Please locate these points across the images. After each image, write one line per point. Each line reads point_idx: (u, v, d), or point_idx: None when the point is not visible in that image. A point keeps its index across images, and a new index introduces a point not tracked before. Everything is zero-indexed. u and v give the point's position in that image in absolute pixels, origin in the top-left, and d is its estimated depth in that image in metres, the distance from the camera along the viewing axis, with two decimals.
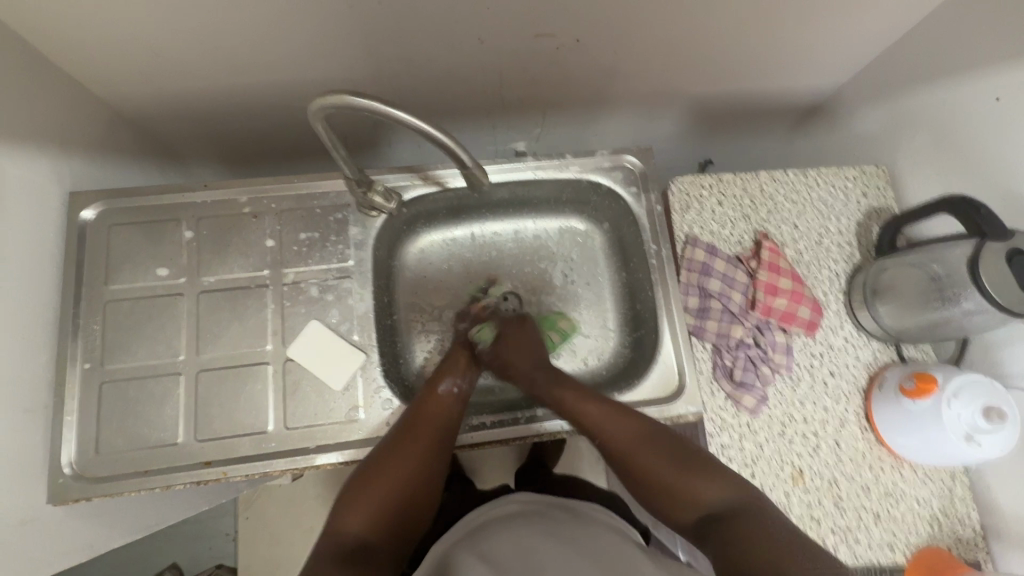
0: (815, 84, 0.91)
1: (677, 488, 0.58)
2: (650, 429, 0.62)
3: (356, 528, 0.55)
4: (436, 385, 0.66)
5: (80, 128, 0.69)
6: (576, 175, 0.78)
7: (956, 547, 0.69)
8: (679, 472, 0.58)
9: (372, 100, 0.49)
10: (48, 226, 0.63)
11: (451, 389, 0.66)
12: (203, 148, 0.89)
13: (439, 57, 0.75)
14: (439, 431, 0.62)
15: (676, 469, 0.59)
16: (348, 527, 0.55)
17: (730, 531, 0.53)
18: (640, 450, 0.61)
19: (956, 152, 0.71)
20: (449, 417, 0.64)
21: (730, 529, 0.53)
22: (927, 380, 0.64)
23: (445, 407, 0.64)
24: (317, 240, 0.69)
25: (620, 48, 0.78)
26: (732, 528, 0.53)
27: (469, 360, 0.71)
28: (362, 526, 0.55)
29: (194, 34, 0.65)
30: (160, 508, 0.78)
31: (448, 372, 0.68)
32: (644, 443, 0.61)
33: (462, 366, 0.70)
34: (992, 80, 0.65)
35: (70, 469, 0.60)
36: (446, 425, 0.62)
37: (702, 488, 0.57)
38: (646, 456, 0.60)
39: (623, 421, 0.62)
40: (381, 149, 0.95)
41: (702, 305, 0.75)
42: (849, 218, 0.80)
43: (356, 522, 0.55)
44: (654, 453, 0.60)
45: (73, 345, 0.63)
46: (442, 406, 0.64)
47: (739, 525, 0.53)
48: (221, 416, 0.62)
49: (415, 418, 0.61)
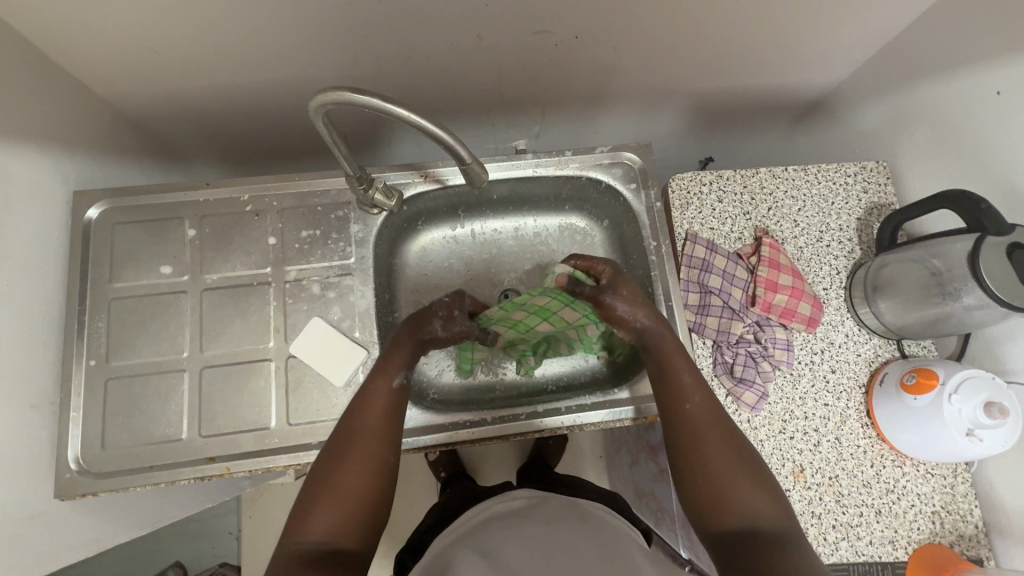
0: (815, 80, 0.91)
1: (724, 490, 0.55)
2: (727, 421, 0.59)
3: (314, 530, 0.50)
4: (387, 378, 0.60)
5: (83, 128, 0.70)
6: (576, 172, 0.78)
7: (958, 543, 0.69)
8: (735, 474, 0.55)
9: (371, 96, 0.49)
10: (53, 224, 0.64)
11: (403, 383, 0.61)
12: (206, 147, 0.90)
13: (438, 55, 0.76)
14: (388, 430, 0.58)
15: (734, 469, 0.56)
16: (307, 528, 0.50)
17: (772, 555, 0.49)
18: (707, 438, 0.58)
19: (957, 146, 0.71)
20: (397, 414, 0.59)
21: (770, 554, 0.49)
22: (927, 375, 0.64)
23: (393, 404, 0.59)
24: (318, 237, 0.70)
25: (619, 45, 0.78)
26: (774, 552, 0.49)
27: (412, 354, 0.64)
28: (323, 527, 0.51)
29: (195, 34, 0.66)
30: (165, 504, 0.79)
31: (395, 364, 0.62)
32: (716, 432, 0.58)
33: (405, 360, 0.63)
34: (993, 74, 0.65)
35: (76, 465, 0.60)
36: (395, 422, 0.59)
37: (752, 499, 0.54)
38: (712, 446, 0.57)
39: (707, 402, 0.60)
40: (382, 148, 0.95)
41: (702, 302, 0.75)
42: (850, 214, 0.80)
43: (316, 522, 0.51)
44: (719, 446, 0.57)
45: (78, 342, 0.64)
46: (388, 403, 0.59)
47: (783, 552, 0.49)
48: (224, 412, 0.63)
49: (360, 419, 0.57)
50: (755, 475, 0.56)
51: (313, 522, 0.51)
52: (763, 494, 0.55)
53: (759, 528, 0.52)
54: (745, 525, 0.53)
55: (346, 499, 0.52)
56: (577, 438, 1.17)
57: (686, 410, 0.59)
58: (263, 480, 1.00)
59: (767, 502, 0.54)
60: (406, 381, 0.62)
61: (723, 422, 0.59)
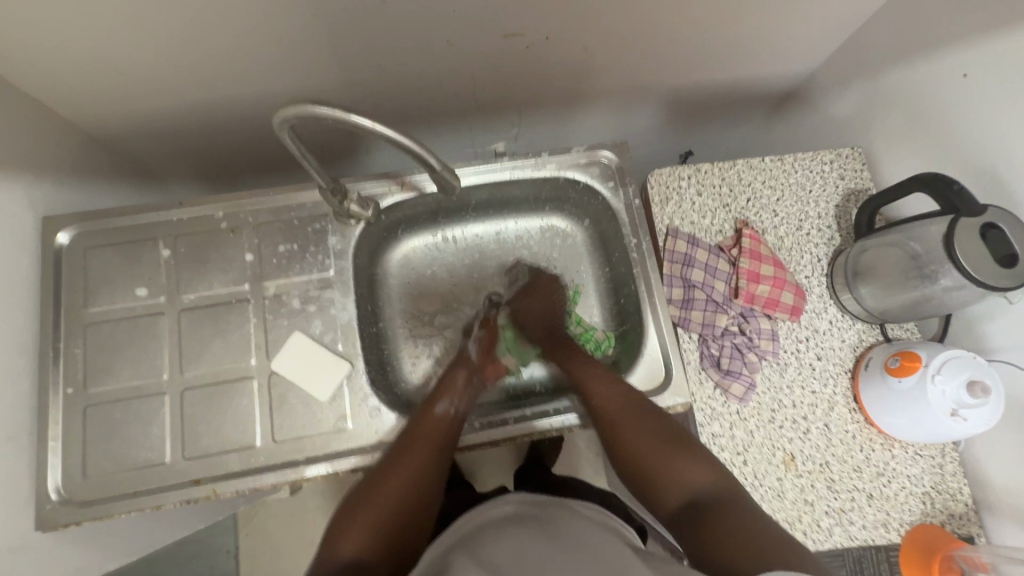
0: (787, 70, 0.92)
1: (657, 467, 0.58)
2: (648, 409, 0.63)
3: (350, 543, 0.52)
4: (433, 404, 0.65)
5: (50, 151, 0.68)
6: (554, 172, 0.78)
7: (949, 522, 0.70)
8: (654, 450, 0.59)
9: (336, 109, 0.49)
10: (22, 251, 0.63)
11: (448, 409, 0.65)
12: (180, 164, 0.89)
13: (410, 61, 0.75)
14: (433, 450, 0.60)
15: (655, 447, 0.59)
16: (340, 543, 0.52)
17: (712, 519, 0.51)
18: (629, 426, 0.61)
19: (928, 130, 0.71)
20: (444, 436, 0.62)
21: (708, 519, 0.51)
22: (911, 357, 0.65)
23: (439, 424, 0.63)
24: (296, 251, 0.69)
25: (591, 43, 0.78)
26: (708, 518, 0.51)
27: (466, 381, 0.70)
28: (352, 540, 0.52)
29: (158, 51, 0.65)
30: (154, 528, 0.77)
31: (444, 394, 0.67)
32: (630, 416, 0.62)
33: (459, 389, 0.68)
34: (959, 57, 0.65)
35: (57, 495, 0.59)
36: (444, 442, 0.62)
37: (674, 467, 0.57)
38: (632, 433, 0.61)
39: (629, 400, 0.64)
40: (359, 158, 0.94)
41: (686, 296, 0.76)
42: (828, 202, 0.80)
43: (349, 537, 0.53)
44: (646, 437, 0.60)
45: (55, 370, 0.62)
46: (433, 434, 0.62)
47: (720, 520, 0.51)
48: (207, 433, 0.62)
49: (406, 440, 0.61)
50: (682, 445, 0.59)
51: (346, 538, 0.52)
52: (693, 459, 0.57)
53: (697, 494, 0.55)
54: (681, 495, 0.56)
55: (374, 514, 0.54)
56: (571, 438, 1.17)
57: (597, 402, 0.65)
58: (256, 498, 0.99)
59: (691, 465, 0.57)
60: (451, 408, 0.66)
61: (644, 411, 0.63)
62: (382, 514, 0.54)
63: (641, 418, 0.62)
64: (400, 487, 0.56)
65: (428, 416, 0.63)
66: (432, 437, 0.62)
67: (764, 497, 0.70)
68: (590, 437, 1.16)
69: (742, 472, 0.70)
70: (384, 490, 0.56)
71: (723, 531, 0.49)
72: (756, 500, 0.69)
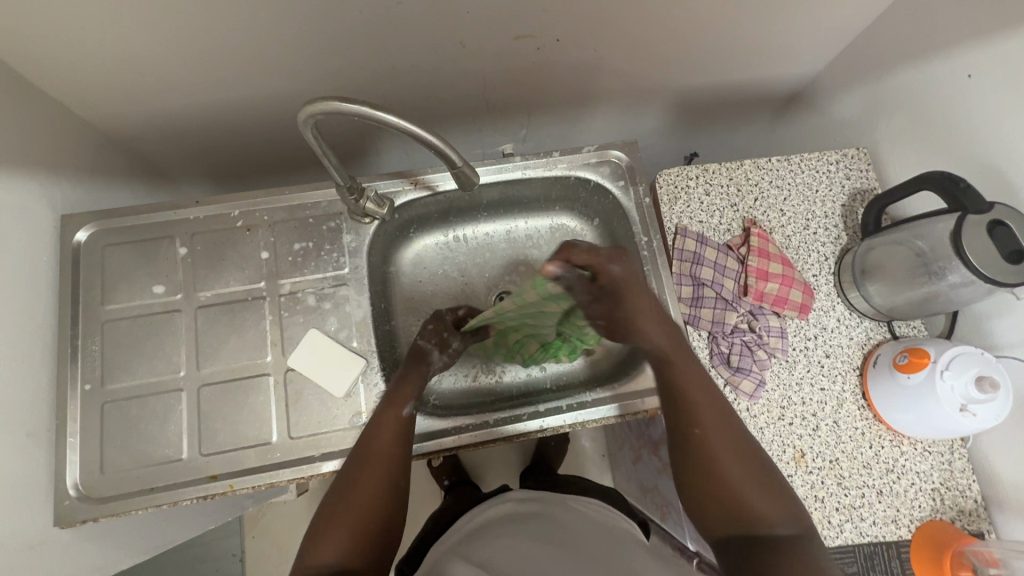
0: (792, 72, 0.93)
1: (734, 498, 0.55)
2: (729, 421, 0.60)
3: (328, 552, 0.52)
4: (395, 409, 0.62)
5: (67, 151, 0.69)
6: (565, 172, 0.79)
7: (959, 518, 0.70)
8: (747, 483, 0.56)
9: (360, 104, 0.50)
10: (42, 248, 0.64)
11: (410, 413, 0.63)
12: (193, 164, 0.89)
13: (422, 63, 0.76)
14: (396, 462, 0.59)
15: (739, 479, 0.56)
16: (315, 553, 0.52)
17: (781, 558, 0.49)
18: (716, 446, 0.58)
19: (933, 130, 0.73)
20: (405, 439, 0.61)
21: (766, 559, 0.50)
22: (919, 354, 0.65)
23: (400, 430, 0.61)
24: (311, 249, 0.70)
25: (600, 46, 0.79)
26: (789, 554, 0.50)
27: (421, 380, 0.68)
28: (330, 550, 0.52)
29: (178, 53, 0.66)
30: (167, 526, 0.78)
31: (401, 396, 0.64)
32: (717, 436, 0.58)
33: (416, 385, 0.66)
34: (963, 58, 0.67)
35: (75, 491, 0.59)
36: (404, 447, 0.61)
37: (756, 502, 0.54)
38: (722, 458, 0.57)
39: (709, 402, 0.60)
40: (370, 159, 0.95)
41: (695, 294, 0.76)
42: (834, 201, 0.81)
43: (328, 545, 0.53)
44: (736, 468, 0.56)
45: (72, 366, 0.63)
46: (398, 428, 0.61)
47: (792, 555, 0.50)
48: (224, 430, 0.63)
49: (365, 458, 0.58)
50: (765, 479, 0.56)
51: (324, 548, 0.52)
52: (776, 497, 0.55)
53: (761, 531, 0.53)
54: (755, 531, 0.53)
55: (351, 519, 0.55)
56: (578, 438, 1.17)
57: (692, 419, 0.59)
58: (265, 497, 0.99)
59: (773, 503, 0.55)
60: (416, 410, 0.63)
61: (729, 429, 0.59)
62: (356, 521, 0.55)
63: (729, 438, 0.59)
64: (371, 497, 0.57)
65: (389, 417, 0.61)
66: (394, 440, 0.60)
67: None
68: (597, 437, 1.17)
69: None
70: (362, 489, 0.57)
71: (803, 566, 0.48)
72: None
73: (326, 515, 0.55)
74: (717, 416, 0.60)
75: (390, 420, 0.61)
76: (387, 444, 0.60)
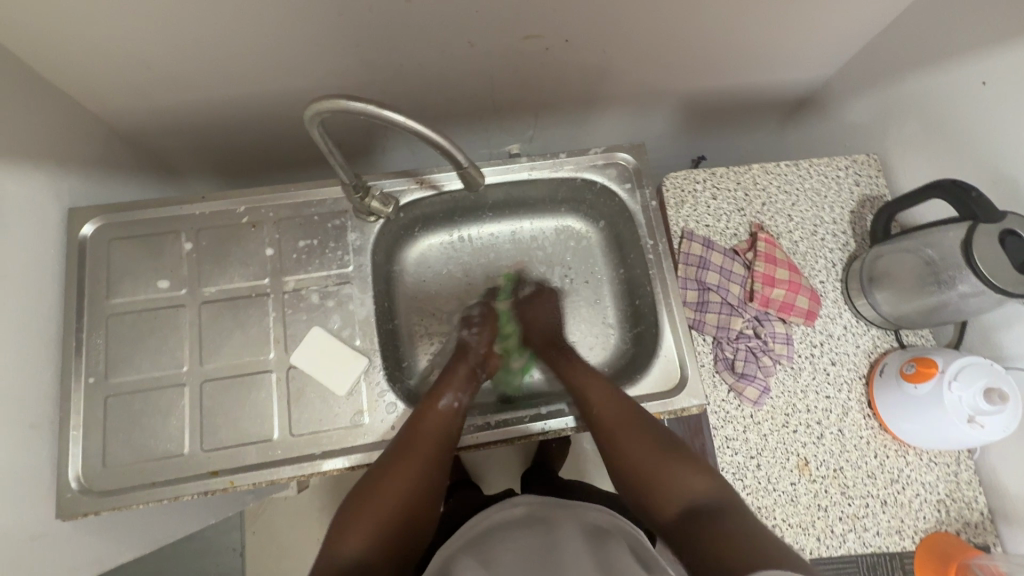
0: (803, 77, 0.93)
1: (658, 479, 0.57)
2: (636, 416, 0.63)
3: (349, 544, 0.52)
4: (436, 399, 0.64)
5: (75, 144, 0.69)
6: (571, 174, 0.79)
7: (964, 530, 0.69)
8: (663, 460, 0.58)
9: (367, 103, 0.50)
10: (48, 241, 0.64)
11: (451, 404, 0.65)
12: (200, 160, 0.90)
13: (430, 62, 0.76)
14: (436, 448, 0.60)
15: (657, 460, 0.58)
16: (338, 545, 0.52)
17: (711, 525, 0.50)
18: (627, 437, 0.61)
19: (945, 137, 0.72)
20: (448, 431, 0.63)
21: (700, 524, 0.51)
22: (926, 364, 0.64)
23: (443, 422, 0.63)
24: (316, 247, 0.70)
25: (609, 47, 0.79)
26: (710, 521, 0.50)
27: (466, 376, 0.70)
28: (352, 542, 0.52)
29: (185, 48, 0.66)
30: (168, 520, 0.78)
31: (447, 387, 0.67)
32: (631, 428, 0.62)
33: (460, 378, 0.69)
34: (978, 65, 0.66)
35: (77, 484, 0.60)
36: (444, 439, 0.61)
37: (676, 476, 0.56)
38: (635, 446, 0.60)
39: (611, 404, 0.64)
40: (376, 157, 0.95)
41: (700, 299, 0.76)
42: (843, 207, 0.81)
43: (351, 537, 0.52)
44: (647, 450, 0.59)
45: (77, 359, 0.63)
46: (441, 420, 0.63)
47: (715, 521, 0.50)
48: (225, 426, 0.63)
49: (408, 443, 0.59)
50: (683, 457, 0.58)
51: (346, 540, 0.52)
52: (696, 471, 0.57)
53: (695, 503, 0.54)
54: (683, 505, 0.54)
55: (378, 512, 0.54)
56: (580, 441, 1.17)
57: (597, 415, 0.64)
58: (266, 493, 0.99)
59: (692, 475, 0.56)
60: (456, 401, 0.65)
61: (639, 424, 0.62)
62: (385, 514, 0.54)
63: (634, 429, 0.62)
64: (402, 489, 0.56)
65: (432, 411, 0.63)
66: (435, 431, 0.62)
67: (777, 502, 0.69)
68: None
69: (755, 475, 0.70)
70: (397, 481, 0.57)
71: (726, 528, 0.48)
72: (770, 504, 0.69)
73: (350, 509, 0.55)
74: (619, 414, 0.64)
75: (433, 413, 0.63)
76: (430, 435, 0.61)
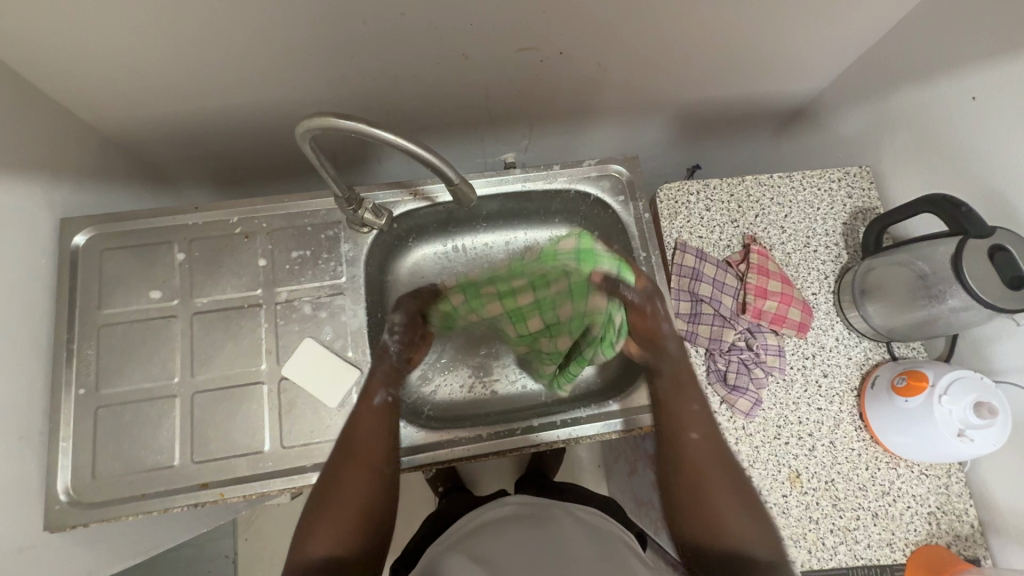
0: (796, 89, 0.93)
1: (715, 519, 0.60)
2: (726, 451, 0.65)
3: (318, 546, 0.56)
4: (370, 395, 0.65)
5: (69, 154, 0.69)
6: (565, 185, 0.79)
7: (954, 542, 0.70)
8: (729, 502, 0.61)
9: (358, 121, 0.50)
10: (40, 252, 0.64)
11: (386, 400, 0.66)
12: (195, 168, 0.90)
13: (424, 73, 0.77)
14: (379, 447, 0.62)
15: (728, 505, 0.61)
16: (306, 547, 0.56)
17: None
18: (706, 468, 0.63)
19: (936, 151, 0.72)
20: (387, 431, 0.64)
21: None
22: (917, 377, 0.65)
23: (377, 423, 0.63)
24: (309, 257, 0.70)
25: (603, 59, 0.79)
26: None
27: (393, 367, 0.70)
28: (319, 543, 0.56)
29: (180, 59, 0.66)
30: (158, 531, 0.77)
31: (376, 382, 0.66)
32: (719, 470, 0.63)
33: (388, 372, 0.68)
34: (967, 81, 0.66)
35: (66, 496, 0.59)
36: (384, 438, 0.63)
37: (734, 522, 0.59)
38: (710, 479, 0.62)
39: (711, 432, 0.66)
40: (371, 166, 0.95)
41: (693, 310, 0.76)
42: (835, 219, 0.81)
43: (316, 540, 0.56)
44: (720, 486, 0.62)
45: (67, 370, 0.63)
46: (378, 420, 0.64)
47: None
48: (216, 438, 0.62)
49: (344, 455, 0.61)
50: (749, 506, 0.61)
51: (312, 542, 0.56)
52: (751, 521, 0.60)
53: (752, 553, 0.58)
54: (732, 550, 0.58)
55: (341, 517, 0.58)
56: (574, 449, 1.16)
57: (693, 442, 0.65)
58: (258, 503, 0.98)
59: (749, 526, 0.59)
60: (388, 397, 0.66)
61: (723, 457, 0.64)
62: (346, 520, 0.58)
63: (724, 470, 0.63)
64: (362, 497, 0.59)
65: (367, 411, 0.64)
66: (375, 433, 0.63)
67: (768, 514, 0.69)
68: (593, 448, 1.16)
69: None
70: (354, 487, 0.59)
71: None
72: None
73: (313, 509, 0.58)
74: (708, 442, 0.65)
75: (369, 414, 0.63)
76: (368, 435, 0.62)
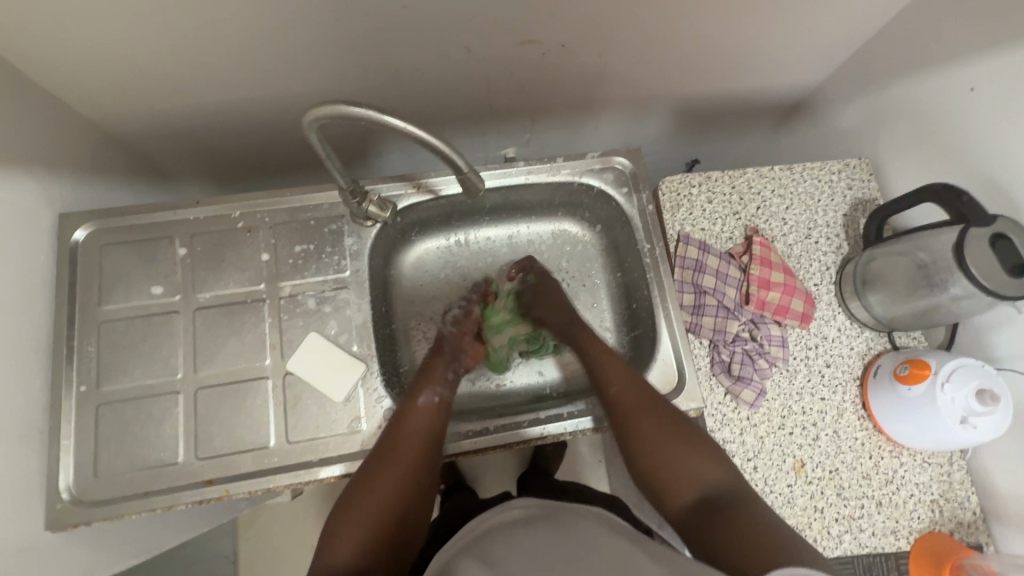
0: (795, 82, 0.94)
1: (670, 466, 0.58)
2: (649, 393, 0.65)
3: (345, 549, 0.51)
4: (415, 396, 0.64)
5: (68, 150, 0.68)
6: (568, 178, 0.79)
7: (957, 530, 0.70)
8: (677, 449, 0.59)
9: (365, 109, 0.49)
10: (39, 248, 0.63)
11: (431, 400, 0.65)
12: (193, 164, 0.89)
13: (426, 67, 0.76)
14: (422, 442, 0.61)
15: (673, 445, 0.59)
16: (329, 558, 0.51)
17: (731, 515, 0.51)
18: (641, 417, 0.62)
19: (936, 142, 0.73)
20: (432, 429, 0.62)
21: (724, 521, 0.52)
22: (920, 365, 0.65)
23: (423, 420, 0.62)
24: (312, 252, 0.69)
25: (605, 52, 0.79)
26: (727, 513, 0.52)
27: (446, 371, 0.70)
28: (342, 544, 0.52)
29: (180, 52, 0.65)
30: (160, 530, 0.77)
31: (424, 385, 0.66)
32: (651, 413, 0.62)
33: (439, 378, 0.68)
34: (967, 72, 0.67)
35: (69, 495, 0.59)
36: (429, 445, 0.61)
37: (689, 465, 0.57)
38: (648, 427, 0.61)
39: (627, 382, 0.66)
40: (371, 161, 0.95)
41: (697, 302, 0.76)
42: (836, 211, 0.81)
43: (342, 544, 0.52)
44: (661, 433, 0.60)
45: (68, 367, 0.62)
46: (426, 419, 0.63)
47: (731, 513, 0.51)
48: (221, 434, 0.62)
49: (396, 438, 0.60)
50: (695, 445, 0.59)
51: (338, 540, 0.52)
52: (705, 458, 0.58)
53: (711, 491, 0.55)
54: (694, 496, 0.55)
55: (365, 517, 0.53)
56: (576, 444, 1.17)
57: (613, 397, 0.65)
58: (259, 501, 0.98)
59: (705, 465, 0.57)
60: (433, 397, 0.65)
61: (650, 400, 0.64)
62: (376, 516, 0.54)
63: (654, 414, 0.62)
64: (392, 493, 0.56)
65: (414, 410, 0.63)
66: (419, 431, 0.61)
67: (774, 503, 0.70)
68: (594, 443, 1.16)
69: (752, 477, 0.70)
70: (387, 483, 0.56)
71: (749, 520, 0.50)
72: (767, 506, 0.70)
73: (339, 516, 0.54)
74: (634, 391, 0.65)
75: (417, 413, 0.63)
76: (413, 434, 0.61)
